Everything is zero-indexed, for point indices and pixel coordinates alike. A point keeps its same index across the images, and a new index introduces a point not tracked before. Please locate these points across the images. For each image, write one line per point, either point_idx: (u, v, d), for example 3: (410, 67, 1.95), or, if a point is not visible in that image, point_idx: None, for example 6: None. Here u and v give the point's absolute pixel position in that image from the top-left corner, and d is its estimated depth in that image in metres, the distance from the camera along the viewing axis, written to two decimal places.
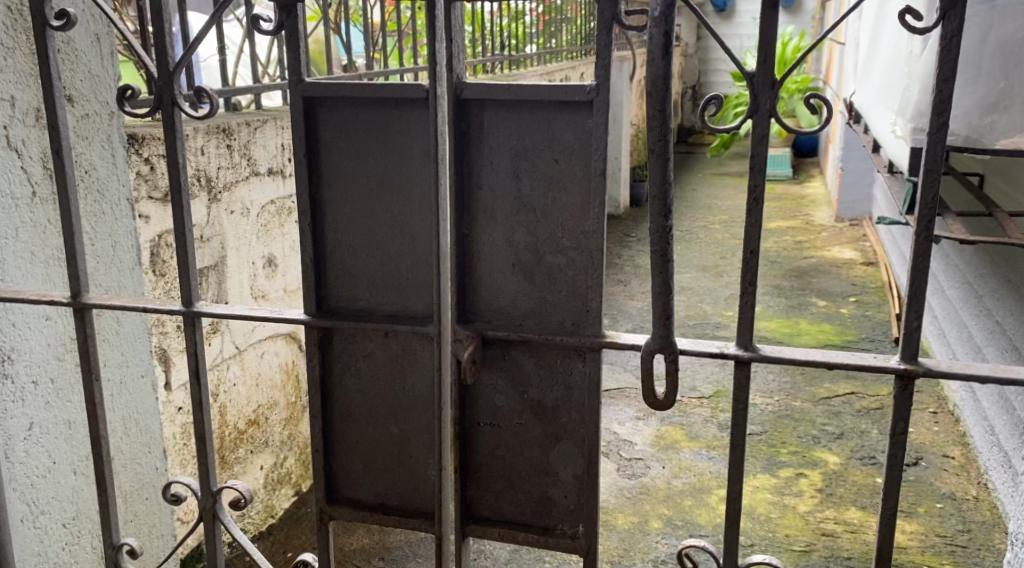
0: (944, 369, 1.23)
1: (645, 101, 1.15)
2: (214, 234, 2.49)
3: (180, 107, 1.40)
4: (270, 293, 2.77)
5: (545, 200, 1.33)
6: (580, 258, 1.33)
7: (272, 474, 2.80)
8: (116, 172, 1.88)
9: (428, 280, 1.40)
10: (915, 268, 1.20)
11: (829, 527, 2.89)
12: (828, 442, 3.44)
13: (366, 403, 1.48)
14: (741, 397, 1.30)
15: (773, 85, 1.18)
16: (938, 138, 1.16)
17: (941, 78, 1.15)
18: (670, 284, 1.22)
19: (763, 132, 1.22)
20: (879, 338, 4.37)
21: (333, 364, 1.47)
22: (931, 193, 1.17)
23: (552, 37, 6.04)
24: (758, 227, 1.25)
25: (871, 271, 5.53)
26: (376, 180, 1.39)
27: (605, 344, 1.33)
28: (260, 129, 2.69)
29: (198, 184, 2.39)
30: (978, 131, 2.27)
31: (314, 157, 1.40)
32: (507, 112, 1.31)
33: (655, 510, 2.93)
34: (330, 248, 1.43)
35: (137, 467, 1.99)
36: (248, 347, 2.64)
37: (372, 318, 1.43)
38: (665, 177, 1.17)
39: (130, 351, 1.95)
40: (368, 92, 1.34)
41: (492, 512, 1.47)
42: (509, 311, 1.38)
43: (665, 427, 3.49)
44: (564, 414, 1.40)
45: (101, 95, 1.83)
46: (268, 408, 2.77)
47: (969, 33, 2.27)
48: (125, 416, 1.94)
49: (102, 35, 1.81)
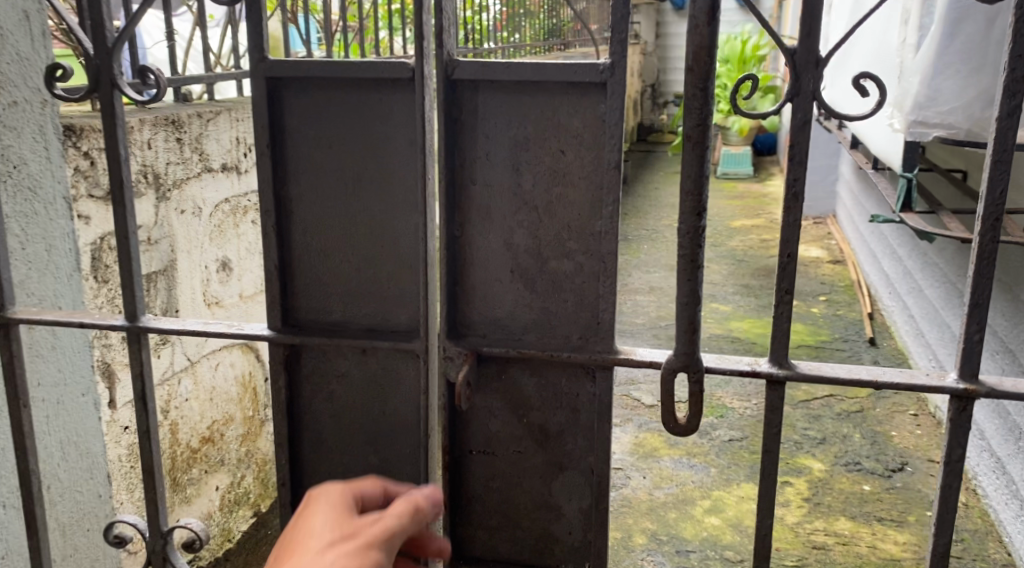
0: (1007, 389, 1.10)
1: (685, 78, 1.00)
2: (163, 236, 2.26)
3: (122, 90, 1.21)
4: (224, 299, 2.55)
5: (550, 197, 1.15)
6: (589, 263, 1.16)
7: (228, 495, 2.59)
8: (51, 168, 1.67)
9: (413, 291, 1.22)
10: (979, 275, 1.06)
11: (819, 540, 2.71)
12: (810, 448, 3.24)
13: (341, 428, 1.29)
14: (775, 420, 1.16)
15: (818, 63, 1.04)
16: (1009, 124, 1.03)
17: (1014, 54, 1.01)
18: (698, 293, 1.07)
19: (803, 117, 1.07)
20: (854, 338, 4.27)
21: (303, 384, 1.29)
22: (997, 188, 1.05)
23: (515, 31, 5.82)
24: (796, 228, 1.10)
25: (838, 269, 5.44)
26: (352, 174, 1.20)
27: (618, 361, 1.16)
28: (213, 121, 2.47)
29: (145, 182, 2.17)
30: (981, 124, 2.19)
31: (279, 148, 1.21)
32: (505, 94, 1.14)
33: (639, 524, 2.77)
34: (298, 251, 1.24)
35: (78, 495, 1.78)
36: (201, 358, 2.43)
37: (347, 333, 1.24)
38: (702, 169, 1.02)
39: (70, 367, 1.73)
40: (343, 71, 1.16)
41: (486, 552, 1.30)
42: (507, 324, 1.21)
43: (644, 434, 3.32)
44: (568, 441, 1.24)
45: (31, 80, 1.61)
46: (223, 424, 2.56)
47: (971, 18, 2.14)
48: (63, 439, 1.73)
49: (32, 12, 1.59)
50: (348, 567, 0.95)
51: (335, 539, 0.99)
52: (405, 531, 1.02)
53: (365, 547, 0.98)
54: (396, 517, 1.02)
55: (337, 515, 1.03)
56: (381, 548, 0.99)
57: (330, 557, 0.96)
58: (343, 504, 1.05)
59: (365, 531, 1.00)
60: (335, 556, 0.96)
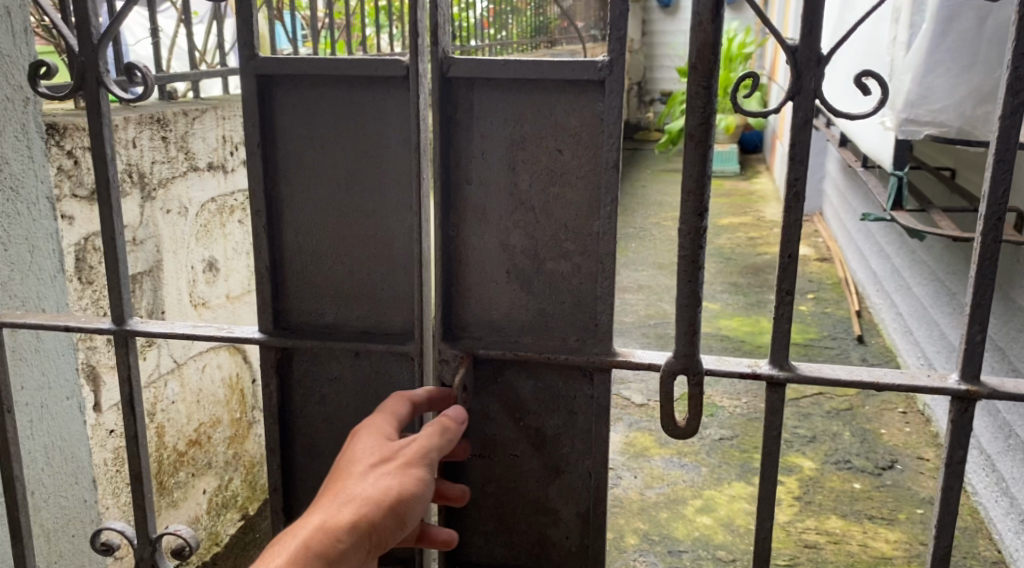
0: (1009, 391, 1.09)
1: (688, 75, 0.99)
2: (148, 236, 2.23)
3: (108, 88, 1.18)
4: (211, 300, 2.52)
5: (547, 197, 1.13)
6: (586, 264, 1.14)
7: (215, 498, 2.56)
8: (34, 167, 1.63)
9: (407, 292, 1.20)
10: (981, 275, 1.05)
11: (811, 538, 2.69)
12: (800, 446, 3.21)
13: (334, 432, 1.27)
14: (775, 422, 1.15)
15: (819, 61, 1.02)
16: (1011, 123, 1.02)
17: (1017, 52, 1.00)
18: (698, 294, 1.05)
19: (805, 116, 1.05)
20: (842, 335, 4.27)
21: (294, 388, 1.26)
22: (1000, 188, 1.03)
23: (502, 29, 5.79)
24: (796, 228, 1.09)
25: (826, 266, 5.45)
26: (345, 174, 1.18)
27: (616, 363, 1.14)
28: (199, 120, 2.44)
29: (130, 181, 2.14)
30: (972, 123, 2.17)
31: (270, 147, 1.18)
32: (502, 92, 1.11)
33: (630, 524, 2.75)
34: (290, 253, 1.22)
35: (62, 501, 1.75)
36: (188, 360, 2.39)
37: (340, 336, 1.22)
38: (704, 169, 1.01)
39: (55, 371, 1.70)
40: (336, 68, 1.13)
41: (481, 557, 1.28)
42: (503, 326, 1.19)
43: (634, 433, 3.30)
44: (566, 444, 1.22)
45: (13, 78, 1.58)
46: (211, 426, 2.53)
47: (962, 16, 2.12)
48: (48, 444, 1.70)
49: (14, 9, 1.56)
50: (391, 488, 1.04)
51: (377, 460, 1.07)
52: (440, 450, 1.10)
53: (405, 468, 1.06)
54: (432, 438, 1.09)
55: (378, 435, 1.10)
56: (421, 467, 1.07)
57: (373, 479, 1.05)
58: (383, 424, 1.11)
59: (404, 452, 1.07)
60: (378, 478, 1.05)
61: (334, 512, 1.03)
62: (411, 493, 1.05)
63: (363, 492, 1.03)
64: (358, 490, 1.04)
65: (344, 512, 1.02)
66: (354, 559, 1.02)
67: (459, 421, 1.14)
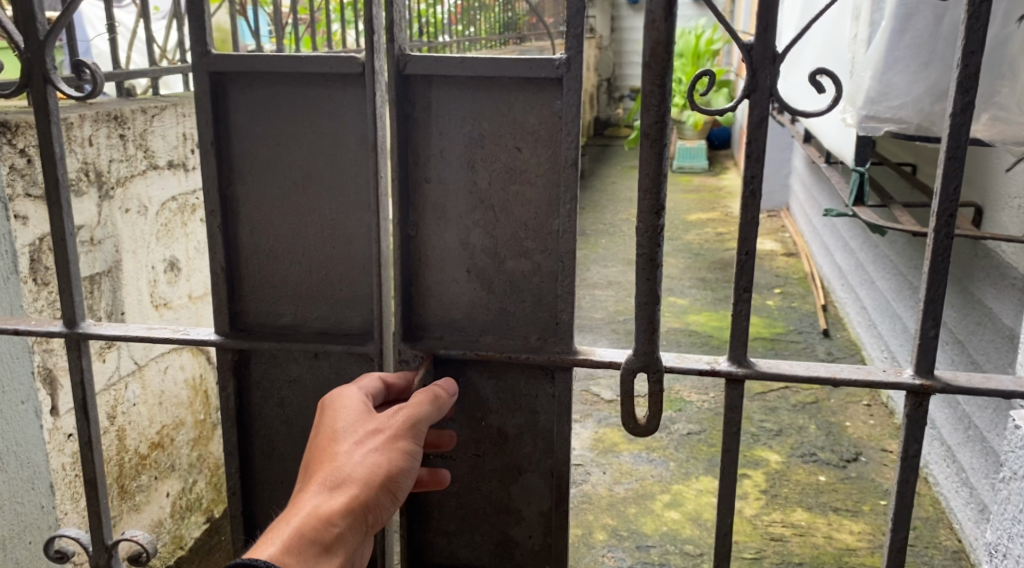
0: (962, 384, 1.11)
1: (642, 73, 0.99)
2: (106, 236, 2.19)
3: (55, 84, 1.16)
4: (172, 300, 2.49)
5: (506, 195, 1.13)
6: (545, 262, 1.14)
7: (179, 501, 2.52)
8: None
9: (367, 293, 1.18)
10: (933, 271, 1.06)
11: (776, 531, 2.71)
12: (766, 440, 3.24)
13: (293, 433, 1.25)
14: (734, 419, 1.16)
15: (773, 59, 1.02)
16: (961, 120, 1.03)
17: (966, 50, 1.02)
18: (657, 292, 1.05)
19: (761, 114, 1.05)
20: (808, 329, 4.30)
21: (252, 391, 1.25)
22: (951, 184, 1.04)
23: (469, 25, 5.76)
24: (753, 225, 1.09)
25: (791, 261, 5.48)
26: (301, 172, 1.16)
27: (577, 361, 1.14)
28: (158, 117, 2.40)
29: (86, 180, 2.11)
30: (930, 119, 2.20)
31: (224, 146, 1.17)
32: (459, 90, 1.11)
33: (599, 520, 2.75)
34: (246, 252, 1.20)
35: (17, 506, 1.71)
36: (148, 362, 2.36)
37: (299, 337, 1.21)
38: (660, 168, 1.01)
39: (7, 375, 1.67)
40: (291, 65, 1.12)
41: (444, 557, 1.28)
42: (463, 326, 1.18)
43: (603, 429, 3.30)
44: (527, 443, 1.21)
45: None
46: (173, 428, 2.50)
47: (919, 14, 2.12)
48: (1, 449, 1.67)
49: None
50: (380, 465, 1.04)
51: (363, 437, 1.06)
52: (428, 419, 1.09)
53: (392, 441, 1.06)
54: (420, 405, 1.08)
55: (360, 409, 1.09)
56: (408, 438, 1.07)
57: (362, 457, 1.04)
58: (364, 398, 1.10)
59: (389, 425, 1.07)
60: (366, 455, 1.05)
61: (325, 495, 1.03)
62: (401, 467, 1.05)
63: (352, 472, 1.03)
64: (347, 470, 1.04)
65: (336, 495, 1.03)
66: (350, 540, 1.03)
67: (449, 391, 1.14)
